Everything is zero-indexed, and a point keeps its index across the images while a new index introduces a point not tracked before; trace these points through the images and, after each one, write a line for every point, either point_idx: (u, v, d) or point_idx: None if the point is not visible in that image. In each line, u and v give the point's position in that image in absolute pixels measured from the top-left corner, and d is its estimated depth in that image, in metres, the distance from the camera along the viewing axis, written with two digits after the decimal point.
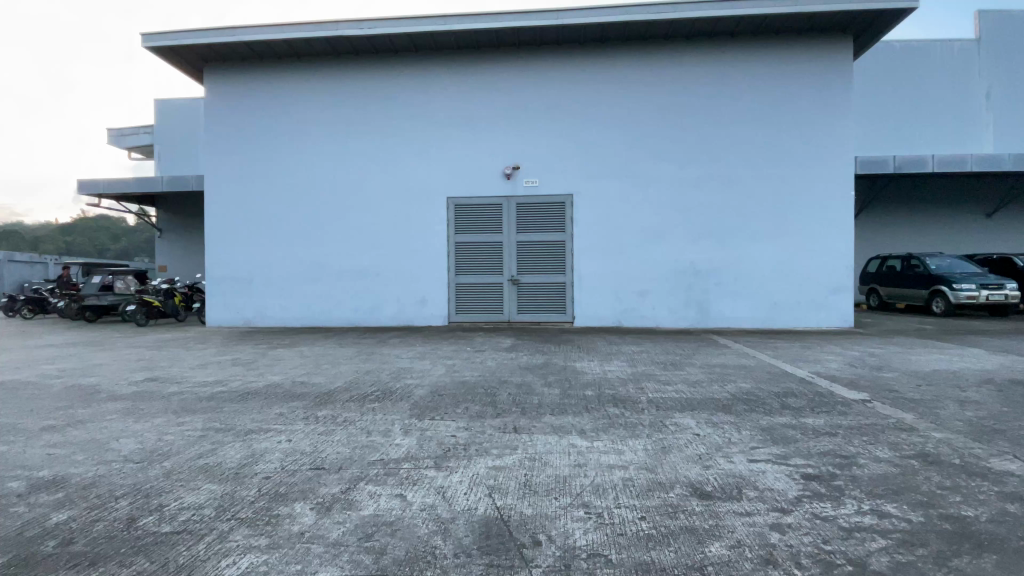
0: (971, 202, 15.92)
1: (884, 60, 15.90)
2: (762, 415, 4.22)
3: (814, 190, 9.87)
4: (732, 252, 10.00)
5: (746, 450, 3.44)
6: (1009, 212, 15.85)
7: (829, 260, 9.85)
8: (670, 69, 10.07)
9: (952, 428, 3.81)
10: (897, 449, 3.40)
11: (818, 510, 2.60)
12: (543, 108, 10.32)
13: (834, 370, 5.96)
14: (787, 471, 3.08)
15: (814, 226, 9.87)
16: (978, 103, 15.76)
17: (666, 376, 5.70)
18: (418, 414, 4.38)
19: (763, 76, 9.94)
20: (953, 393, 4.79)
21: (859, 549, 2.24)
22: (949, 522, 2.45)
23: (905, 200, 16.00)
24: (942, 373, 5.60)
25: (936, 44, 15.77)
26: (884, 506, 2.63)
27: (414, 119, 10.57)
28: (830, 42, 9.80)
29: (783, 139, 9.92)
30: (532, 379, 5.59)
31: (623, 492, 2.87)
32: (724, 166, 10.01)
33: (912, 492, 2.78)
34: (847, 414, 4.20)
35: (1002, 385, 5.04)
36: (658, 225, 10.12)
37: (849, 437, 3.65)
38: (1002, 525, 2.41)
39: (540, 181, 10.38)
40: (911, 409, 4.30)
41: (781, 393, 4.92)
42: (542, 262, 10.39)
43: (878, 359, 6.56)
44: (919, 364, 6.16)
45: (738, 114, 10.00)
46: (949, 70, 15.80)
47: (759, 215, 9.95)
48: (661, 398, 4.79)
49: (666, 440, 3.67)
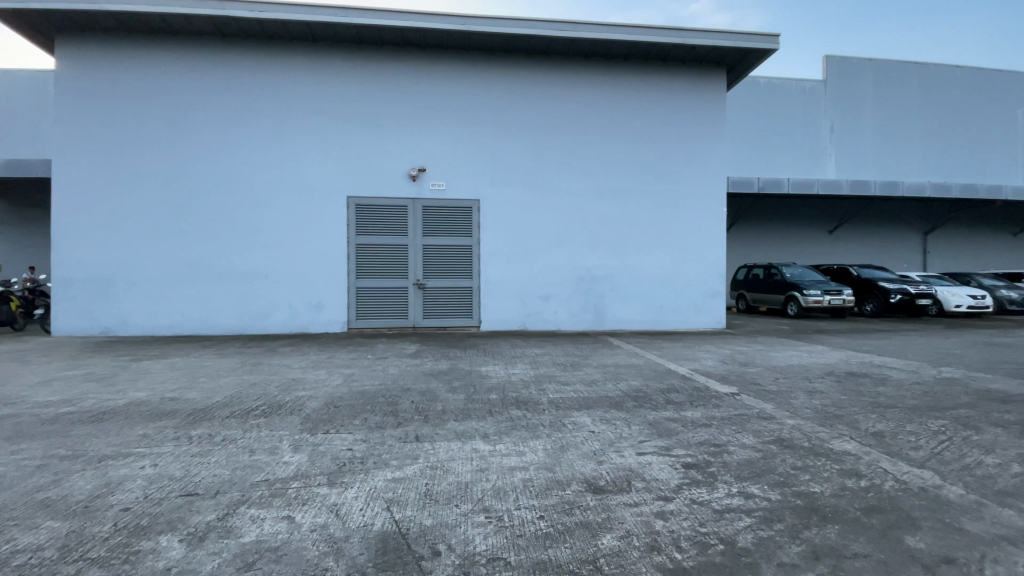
0: (818, 220, 18.66)
1: (752, 94, 18.14)
2: (650, 411, 4.56)
3: (693, 205, 10.92)
4: (624, 260, 10.72)
5: (636, 444, 3.69)
6: (844, 229, 18.84)
7: (706, 268, 10.96)
8: (569, 85, 10.57)
9: (803, 415, 4.40)
10: (760, 436, 3.86)
11: (696, 495, 2.86)
12: (450, 113, 10.28)
13: (710, 366, 6.65)
14: (670, 462, 3.35)
15: (694, 237, 10.92)
16: (823, 135, 18.54)
17: (565, 377, 5.94)
18: (311, 428, 4.10)
19: (653, 99, 10.80)
20: (803, 384, 5.56)
21: (730, 529, 2.49)
22: (801, 498, 2.82)
23: (768, 216, 18.35)
24: (794, 368, 6.48)
25: (793, 83, 18.30)
26: (750, 488, 2.96)
27: (310, 113, 9.97)
28: (708, 74, 10.93)
29: (669, 158, 10.86)
30: (436, 386, 5.50)
31: (523, 493, 2.93)
32: (617, 179, 10.71)
33: (772, 473, 3.17)
34: (720, 406, 4.69)
35: (840, 376, 5.96)
36: (560, 232, 10.54)
37: (721, 427, 4.07)
38: (841, 498, 2.82)
39: (446, 185, 10.31)
40: (770, 400, 4.91)
41: (666, 389, 5.37)
42: (448, 266, 10.32)
43: (746, 356, 7.43)
44: (777, 360, 7.08)
45: (630, 132, 10.75)
46: (802, 107, 18.41)
47: (647, 225, 10.78)
48: (560, 398, 4.99)
49: (565, 439, 3.81)
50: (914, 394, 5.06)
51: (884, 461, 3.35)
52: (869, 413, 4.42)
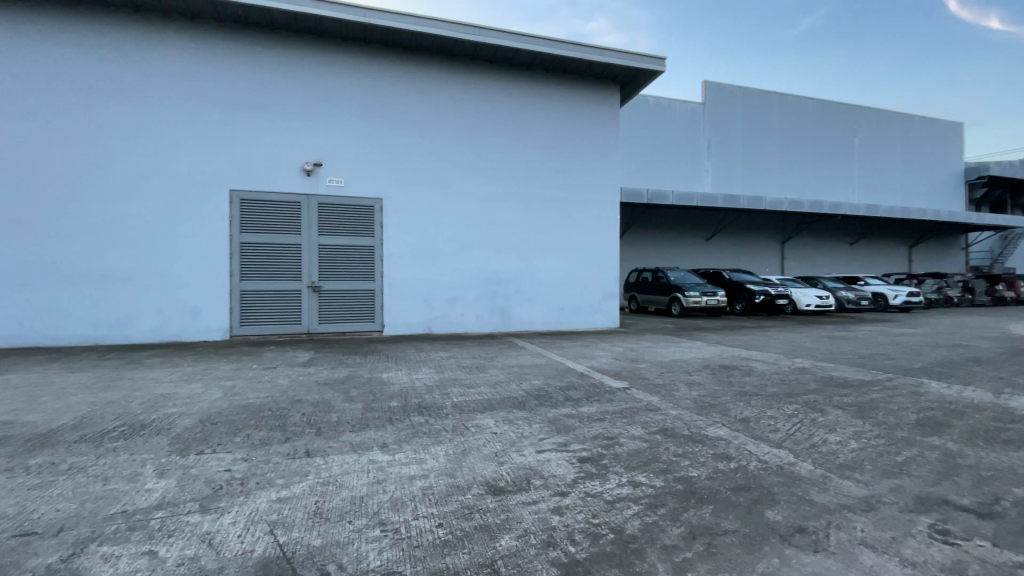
0: (697, 229, 20.69)
1: (642, 111, 19.61)
2: (550, 408, 4.70)
3: (591, 212, 11.52)
4: (527, 262, 10.98)
5: (535, 442, 3.78)
6: (719, 237, 21.11)
7: (602, 271, 11.62)
8: (473, 88, 10.63)
9: (684, 405, 4.83)
10: (647, 427, 4.16)
11: (589, 488, 3.00)
12: (349, 108, 9.83)
13: (605, 363, 7.05)
14: (567, 457, 3.49)
15: (592, 242, 11.52)
16: (701, 152, 20.58)
17: (469, 380, 5.94)
18: (182, 449, 3.65)
19: (554, 108, 11.22)
20: (685, 376, 6.12)
21: (619, 518, 2.64)
22: (681, 483, 3.08)
23: (656, 224, 19.96)
24: (677, 362, 7.11)
25: (676, 104, 20.07)
26: (638, 477, 3.17)
27: (187, 96, 8.94)
28: (603, 89, 11.61)
29: (569, 165, 11.35)
30: (331, 395, 5.18)
31: (422, 501, 2.86)
32: (520, 184, 10.96)
33: (656, 461, 3.43)
34: (613, 401, 4.98)
35: (714, 368, 6.65)
36: (465, 235, 10.52)
37: (613, 420, 4.33)
38: (714, 480, 3.12)
39: (345, 181, 9.82)
40: (658, 393, 5.31)
41: (565, 387, 5.58)
42: (347, 268, 9.80)
43: (637, 353, 7.99)
44: (663, 355, 7.71)
45: (532, 140, 11.06)
46: (685, 126, 20.28)
47: (549, 230, 11.16)
48: (464, 401, 4.97)
49: (466, 442, 3.79)
50: (774, 382, 5.78)
51: (750, 443, 3.77)
52: (738, 401, 4.97)
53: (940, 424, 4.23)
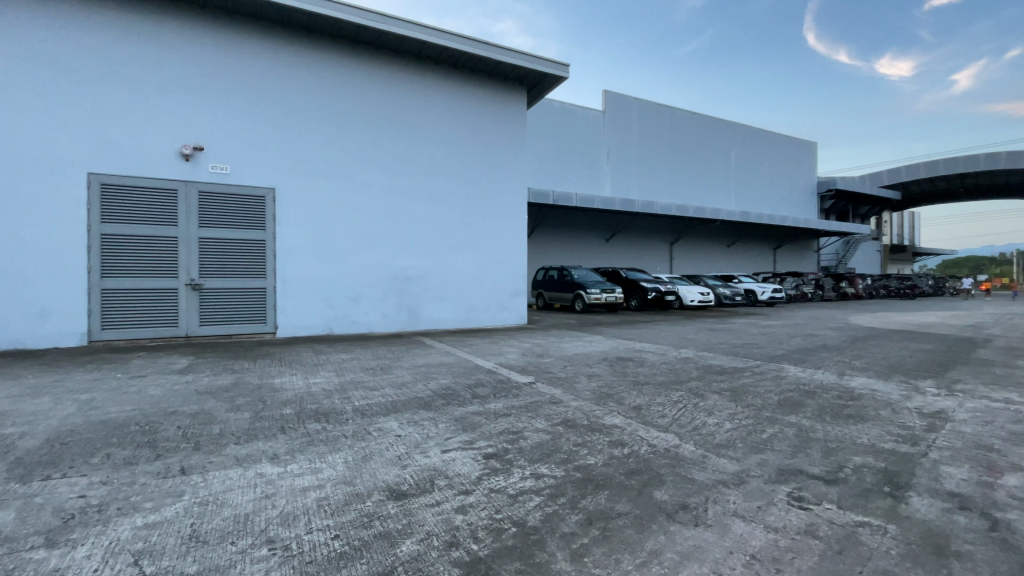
0: (598, 229, 21.85)
1: (547, 115, 20.17)
2: (456, 407, 4.68)
3: (499, 210, 11.64)
4: (436, 259, 10.83)
5: (440, 442, 3.73)
6: (618, 238, 22.48)
7: (510, 269, 11.81)
8: (377, 78, 10.24)
9: (585, 396, 5.06)
10: (550, 419, 4.29)
11: (493, 484, 3.02)
12: (238, 88, 8.98)
13: (512, 359, 7.17)
14: (472, 455, 3.49)
15: (500, 240, 11.65)
16: (601, 157, 21.71)
17: (372, 382, 5.71)
18: (20, 476, 3.07)
19: (462, 105, 11.17)
20: (586, 369, 6.43)
21: (522, 511, 2.69)
22: (580, 471, 3.22)
23: (561, 224, 20.71)
24: (580, 356, 7.44)
25: (579, 110, 20.94)
26: (540, 469, 3.26)
27: (36, 60, 7.64)
28: (511, 89, 11.78)
29: (477, 163, 11.36)
30: (213, 405, 4.68)
31: (316, 513, 2.69)
32: (428, 180, 10.76)
33: (558, 452, 3.55)
34: (519, 396, 5.08)
35: (613, 360, 7.06)
36: (369, 230, 10.11)
37: (518, 415, 4.41)
38: (610, 466, 3.30)
39: (233, 169, 8.96)
40: (560, 386, 5.51)
41: (472, 384, 5.59)
42: (234, 265, 8.95)
43: (543, 348, 8.24)
44: (567, 350, 8.04)
45: (440, 136, 10.91)
46: (586, 131, 21.24)
47: (457, 227, 11.08)
48: (366, 404, 4.76)
49: (368, 448, 3.63)
50: (663, 372, 6.28)
51: (642, 429, 4.05)
52: (633, 390, 5.32)
53: (797, 403, 4.87)
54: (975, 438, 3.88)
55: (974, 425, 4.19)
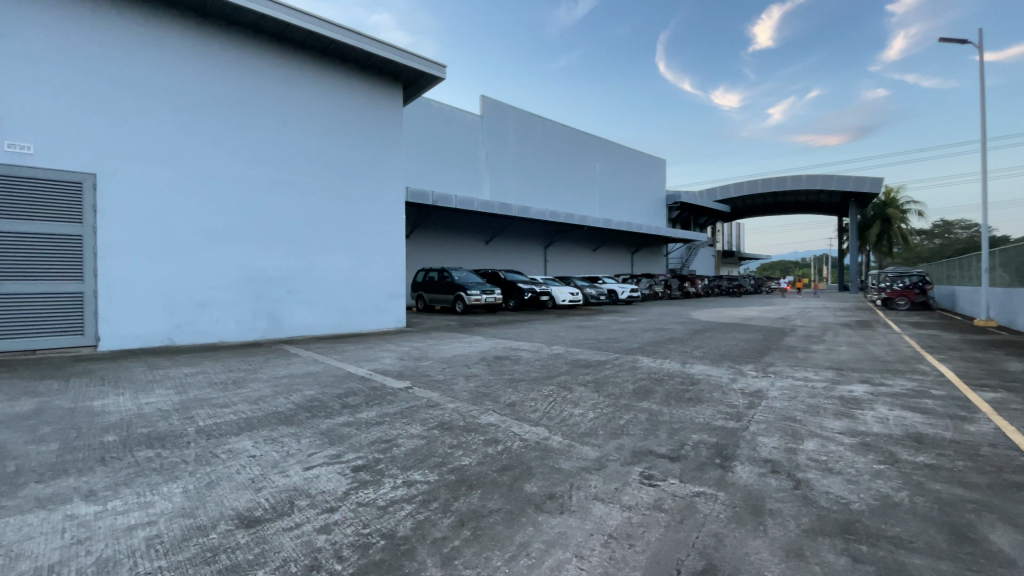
0: (477, 232, 22.16)
1: (425, 115, 19.90)
2: (323, 419, 4.37)
3: (373, 208, 11.17)
4: (304, 260, 10.06)
5: (303, 458, 3.45)
6: (496, 240, 23.05)
7: (385, 270, 11.40)
8: (232, 58, 9.21)
9: (461, 398, 5.07)
10: (425, 424, 4.22)
11: (361, 498, 2.87)
12: (43, 50, 7.40)
13: (387, 364, 6.92)
14: (338, 469, 3.27)
15: (374, 239, 11.18)
16: (479, 161, 22.06)
17: (224, 398, 5.08)
18: None
19: (332, 96, 10.52)
20: (463, 370, 6.45)
21: (392, 521, 2.60)
22: (454, 473, 3.22)
23: (440, 226, 20.58)
24: (457, 357, 7.45)
25: (457, 113, 21.04)
26: (412, 476, 3.18)
27: None
28: (386, 85, 11.41)
29: (349, 158, 10.78)
30: (5, 438, 3.77)
31: (145, 555, 2.30)
32: (295, 174, 9.95)
33: (432, 456, 3.51)
34: (393, 402, 4.91)
35: (490, 360, 7.19)
36: (220, 226, 9.00)
37: (392, 422, 4.26)
38: (484, 465, 3.35)
39: (37, 149, 7.36)
40: (437, 388, 5.44)
41: (342, 393, 5.27)
42: (38, 264, 7.35)
43: (420, 351, 8.09)
44: (445, 351, 8.00)
45: (307, 127, 10.16)
46: (465, 134, 21.42)
47: (326, 225, 10.39)
48: (215, 424, 4.22)
49: (215, 472, 3.22)
50: (537, 368, 6.56)
51: (515, 425, 4.17)
52: (508, 388, 5.46)
53: (650, 391, 5.44)
54: (783, 411, 4.69)
55: (781, 400, 5.07)
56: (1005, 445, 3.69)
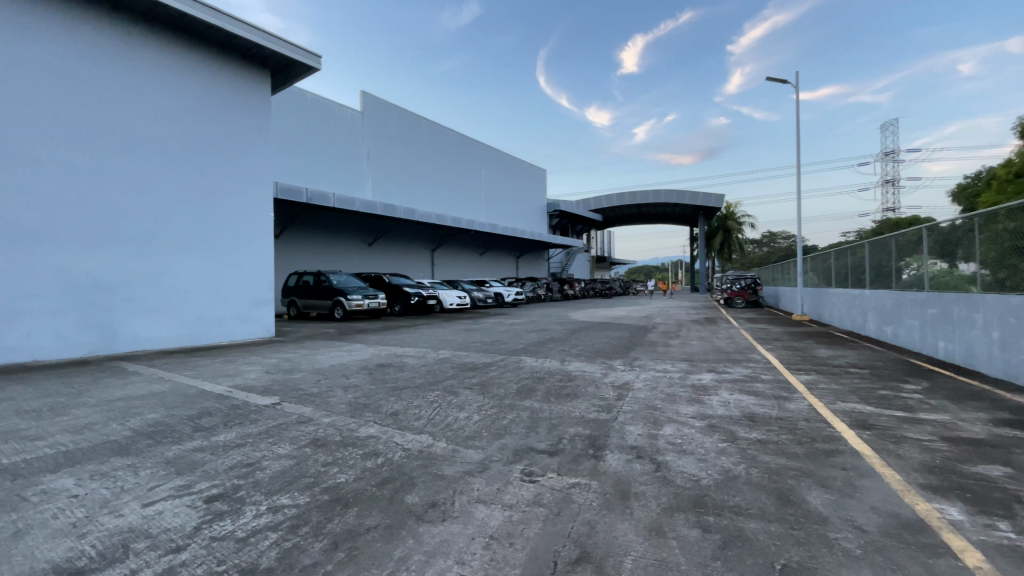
0: (358, 233, 21.14)
1: (298, 106, 18.51)
2: (171, 445, 3.81)
3: (237, 205, 10.08)
4: (149, 263, 8.72)
5: (143, 493, 2.97)
6: (379, 243, 22.23)
7: (251, 275, 10.35)
8: (52, 20, 7.73)
9: (337, 411, 4.77)
10: (295, 442, 3.89)
11: (216, 531, 2.55)
12: None
13: (252, 379, 6.26)
14: (188, 502, 2.87)
15: (237, 240, 10.10)
16: (360, 159, 21.09)
17: (34, 430, 4.16)
18: None
19: (185, 76, 9.31)
20: (340, 381, 6.07)
21: (254, 554, 2.34)
22: (327, 492, 3.00)
23: (317, 226, 19.26)
24: (334, 367, 7.00)
25: (335, 107, 19.90)
26: (279, 500, 2.91)
27: None
28: (251, 70, 10.41)
29: (207, 148, 9.61)
30: None
31: None
32: (142, 162, 8.66)
33: (302, 476, 3.24)
34: (257, 421, 4.45)
35: (370, 368, 6.87)
36: (34, 222, 7.44)
37: (256, 443, 3.86)
38: (361, 481, 3.18)
39: None
40: (310, 403, 5.05)
41: (195, 414, 4.64)
42: None
43: (291, 362, 7.45)
44: (320, 362, 7.47)
45: (158, 108, 8.91)
46: (344, 130, 20.33)
47: (178, 223, 9.14)
48: (19, 462, 3.44)
49: (19, 521, 2.63)
50: (420, 374, 6.42)
51: (397, 435, 4.04)
52: (389, 397, 5.26)
53: (532, 390, 5.64)
54: (646, 401, 5.17)
55: (645, 391, 5.59)
56: (814, 419, 4.49)
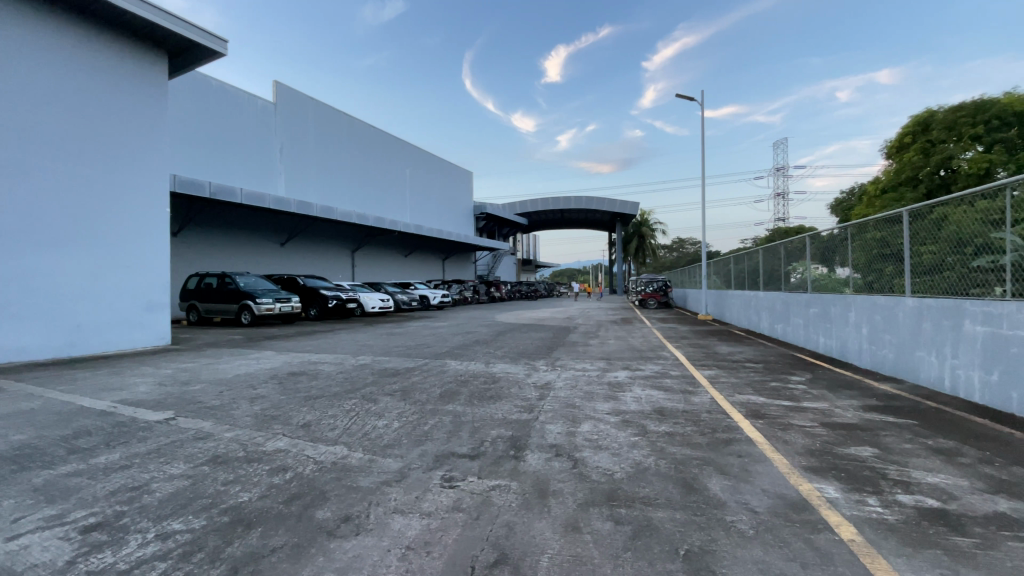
0: (270, 233, 19.83)
1: (201, 93, 17.04)
2: (38, 471, 3.31)
3: (127, 200, 9.05)
4: (14, 263, 7.57)
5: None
6: (294, 243, 21.00)
7: (144, 277, 9.34)
8: None
9: (242, 424, 4.41)
10: (192, 460, 3.54)
11: (92, 565, 2.25)
12: None
13: (142, 393, 5.61)
14: (57, 534, 2.51)
15: (128, 239, 9.07)
16: (273, 154, 19.80)
17: None
18: None
19: (61, 52, 8.21)
20: (247, 392, 5.62)
21: None
22: (227, 513, 2.76)
23: (222, 224, 17.80)
24: (240, 377, 6.47)
25: (244, 96, 18.53)
26: (170, 525, 2.63)
27: None
28: (144, 51, 9.42)
29: (90, 135, 8.53)
30: None
31: None
32: (7, 146, 7.52)
33: (199, 498, 2.95)
34: (147, 438, 4.00)
35: (282, 377, 6.44)
36: None
37: (144, 464, 3.46)
38: (267, 499, 2.95)
39: None
40: (210, 416, 4.63)
41: (70, 435, 4.08)
42: None
43: (189, 373, 6.79)
44: (223, 371, 6.87)
45: (29, 86, 7.81)
46: (255, 122, 18.98)
47: (53, 218, 8.02)
48: None
49: None
50: (337, 382, 6.13)
51: (309, 448, 3.81)
52: (301, 407, 4.96)
53: (455, 393, 5.59)
54: (566, 399, 5.32)
55: (565, 390, 5.75)
56: (716, 411, 4.87)
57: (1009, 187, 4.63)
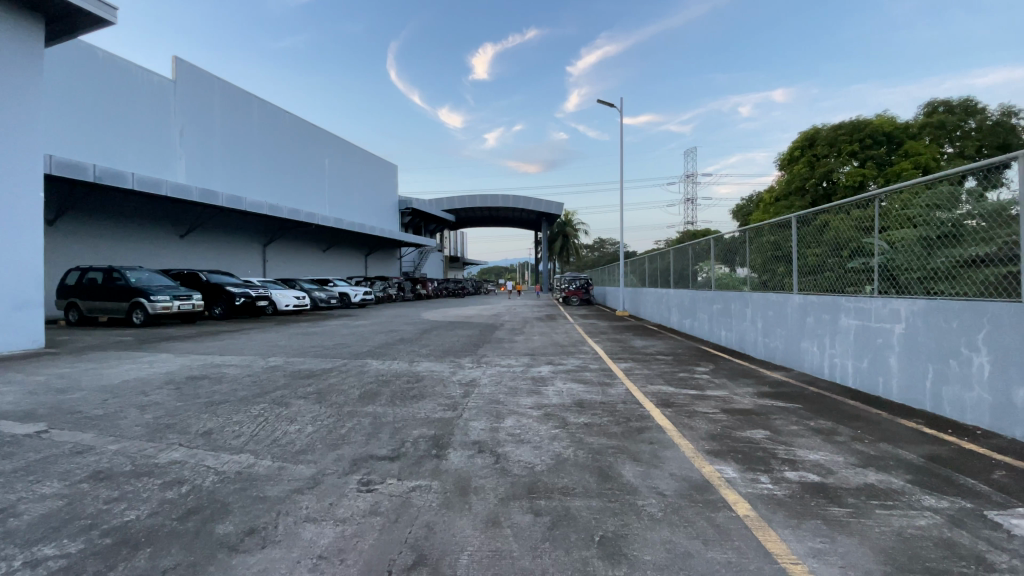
0: (169, 224, 18.01)
1: (83, 64, 15.04)
2: None
3: None
4: None
5: None
6: (196, 235, 19.22)
7: (13, 270, 8.07)
8: None
9: (131, 435, 3.96)
10: (68, 477, 3.12)
11: None
12: None
13: (4, 403, 4.84)
14: None
15: None
16: (172, 137, 17.93)
17: None
18: None
19: None
20: (137, 399, 5.05)
21: None
22: (110, 535, 2.46)
23: (109, 212, 15.86)
24: (129, 383, 5.80)
25: (137, 70, 16.60)
26: (40, 551, 2.30)
27: None
28: (14, 11, 8.15)
29: None
30: None
31: None
32: None
33: (76, 519, 2.61)
34: (12, 455, 3.47)
35: (179, 382, 5.86)
36: None
37: (7, 484, 3.00)
38: (158, 515, 2.67)
39: None
40: (93, 427, 4.11)
41: None
42: None
43: (66, 380, 5.97)
44: (108, 377, 6.12)
45: None
46: (150, 99, 17.08)
47: None
48: None
49: None
50: (244, 386, 5.68)
51: (209, 458, 3.51)
52: (202, 414, 4.56)
53: (374, 394, 5.41)
54: (490, 396, 5.34)
55: (489, 387, 5.77)
56: (631, 402, 5.12)
57: (877, 199, 5.30)
